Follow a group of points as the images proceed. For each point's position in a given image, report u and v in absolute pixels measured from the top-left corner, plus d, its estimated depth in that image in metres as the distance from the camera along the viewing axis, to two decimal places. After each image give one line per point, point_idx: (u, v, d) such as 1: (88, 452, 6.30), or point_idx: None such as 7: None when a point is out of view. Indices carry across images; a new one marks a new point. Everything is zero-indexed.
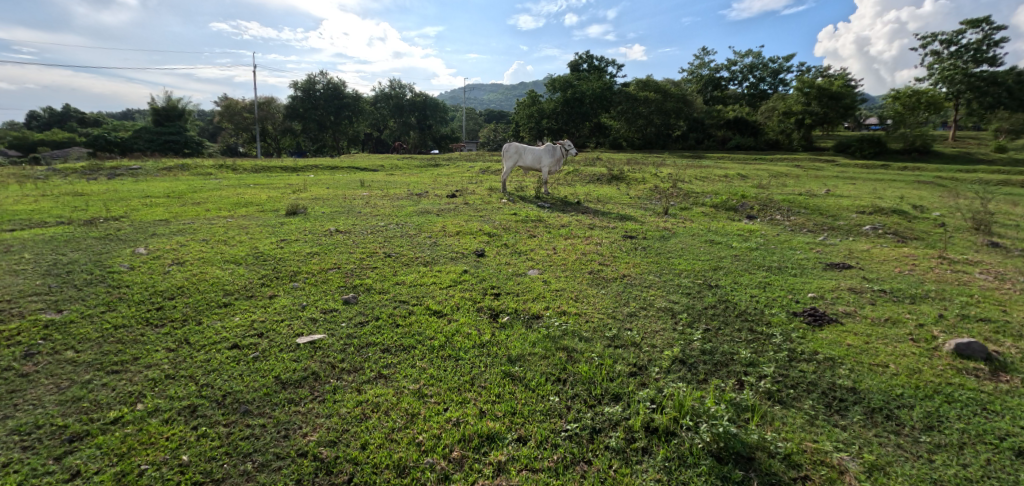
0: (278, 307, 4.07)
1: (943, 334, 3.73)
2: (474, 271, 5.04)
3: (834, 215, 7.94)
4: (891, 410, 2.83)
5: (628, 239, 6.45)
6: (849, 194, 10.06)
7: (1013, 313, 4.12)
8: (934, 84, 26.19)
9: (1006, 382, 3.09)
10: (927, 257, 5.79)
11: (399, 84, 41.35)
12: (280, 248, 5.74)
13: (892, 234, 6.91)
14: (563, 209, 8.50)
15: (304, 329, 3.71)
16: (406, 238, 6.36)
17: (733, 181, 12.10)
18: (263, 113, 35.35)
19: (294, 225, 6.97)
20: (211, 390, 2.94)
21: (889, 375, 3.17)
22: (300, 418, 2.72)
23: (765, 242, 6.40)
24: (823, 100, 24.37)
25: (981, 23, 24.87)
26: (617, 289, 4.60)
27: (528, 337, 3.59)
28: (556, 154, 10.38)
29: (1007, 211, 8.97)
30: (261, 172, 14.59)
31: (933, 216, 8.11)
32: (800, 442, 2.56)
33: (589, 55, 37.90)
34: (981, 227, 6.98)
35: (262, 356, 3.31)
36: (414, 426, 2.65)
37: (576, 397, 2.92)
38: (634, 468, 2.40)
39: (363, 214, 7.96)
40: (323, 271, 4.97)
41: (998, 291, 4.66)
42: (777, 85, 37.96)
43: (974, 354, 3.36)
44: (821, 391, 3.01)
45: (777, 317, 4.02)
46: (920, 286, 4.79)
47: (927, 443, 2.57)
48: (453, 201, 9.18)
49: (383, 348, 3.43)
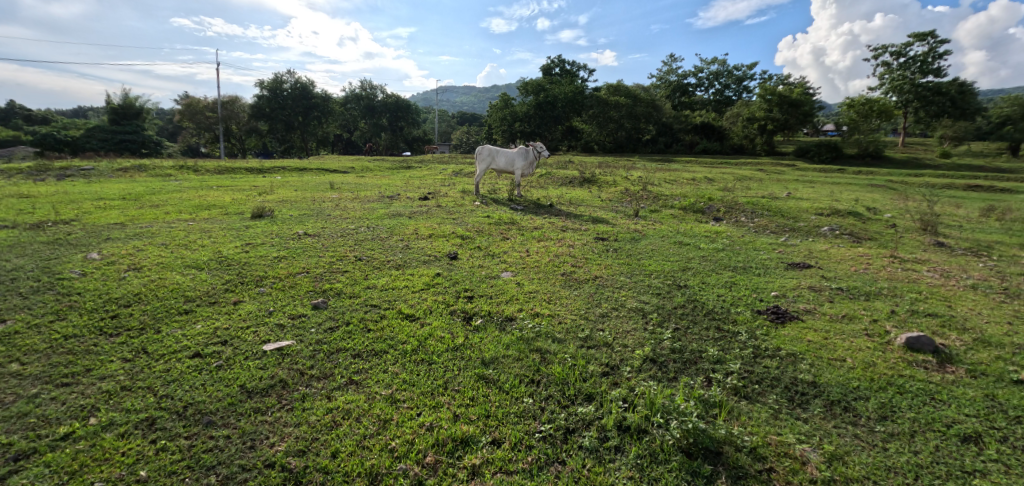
0: (244, 313, 3.93)
1: (895, 329, 3.94)
2: (447, 275, 5.00)
3: (794, 217, 8.28)
4: (848, 402, 2.97)
5: (600, 241, 6.55)
6: (808, 196, 10.51)
7: (957, 309, 4.40)
8: (886, 93, 27.65)
9: (951, 373, 3.30)
10: (880, 256, 6.11)
11: (370, 85, 40.78)
12: (246, 252, 5.56)
13: (848, 235, 7.26)
14: (536, 211, 8.59)
15: (272, 335, 3.59)
16: (378, 241, 6.27)
17: (700, 183, 12.50)
18: (226, 112, 34.11)
19: (260, 229, 6.76)
20: (171, 400, 2.81)
21: (846, 368, 3.33)
22: (267, 427, 2.63)
23: (731, 243, 6.62)
24: (784, 107, 25.40)
25: (927, 37, 26.42)
26: (590, 290, 4.66)
27: (501, 339, 3.59)
28: (529, 157, 10.37)
29: (951, 212, 9.58)
30: (225, 173, 14.14)
31: (885, 217, 8.58)
32: (764, 436, 2.66)
33: (560, 59, 38.15)
34: (928, 228, 7.43)
35: (225, 364, 3.19)
36: (387, 432, 2.61)
37: (551, 398, 2.94)
38: (607, 467, 2.44)
39: (334, 217, 7.81)
40: (291, 275, 4.83)
41: (944, 288, 4.96)
42: (741, 91, 39.29)
43: (922, 347, 3.56)
44: (785, 386, 3.13)
45: (742, 314, 4.17)
46: (874, 283, 5.06)
47: (882, 432, 2.72)
48: (425, 204, 9.15)
49: (354, 353, 3.36)
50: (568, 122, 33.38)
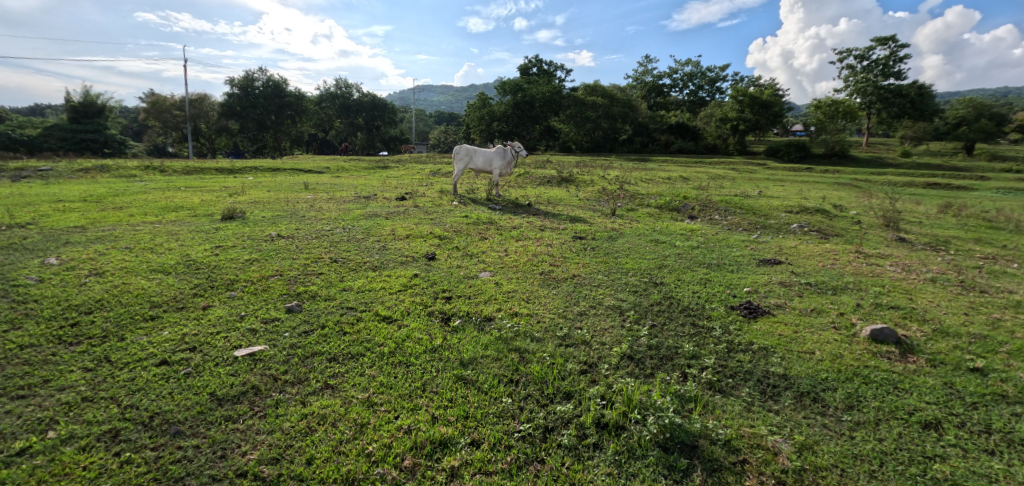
0: (213, 319, 3.80)
1: (861, 322, 4.09)
2: (425, 275, 4.95)
3: (766, 214, 8.51)
4: (818, 393, 3.07)
5: (578, 240, 6.60)
6: (778, 195, 10.83)
7: (917, 301, 4.59)
8: (850, 94, 28.70)
9: (913, 363, 3.44)
10: (846, 252, 6.34)
11: (345, 83, 40.09)
12: (215, 255, 5.38)
13: (816, 231, 7.51)
14: (514, 211, 8.59)
15: (243, 341, 3.49)
16: (354, 242, 6.16)
17: (675, 182, 12.74)
18: (195, 111, 32.99)
19: (231, 231, 6.56)
20: (136, 411, 2.70)
21: (815, 360, 3.43)
22: (239, 436, 2.56)
23: (705, 241, 6.77)
24: (755, 108, 26.10)
25: (888, 41, 27.54)
26: (568, 289, 4.68)
27: (480, 339, 3.57)
28: (507, 157, 10.36)
29: (911, 208, 10.01)
30: (193, 173, 13.68)
31: (850, 214, 8.91)
32: (738, 429, 2.72)
33: (538, 59, 38.28)
34: (890, 224, 7.74)
35: (194, 371, 3.08)
36: (364, 436, 2.56)
37: (529, 398, 2.94)
38: (586, 464, 2.45)
39: (308, 218, 7.64)
40: (264, 279, 4.70)
41: (905, 281, 5.18)
42: (714, 92, 40.20)
43: (886, 339, 3.71)
44: (757, 379, 3.21)
45: (716, 310, 4.26)
46: (840, 278, 5.24)
47: (849, 421, 2.81)
48: (403, 204, 9.05)
49: (330, 357, 3.30)
50: (546, 122, 33.53)
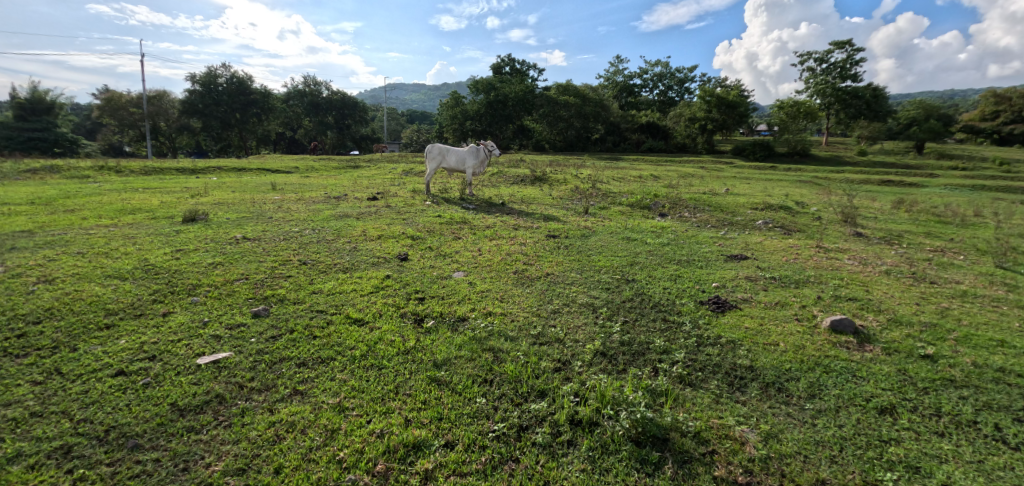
0: (174, 326, 3.64)
1: (821, 313, 4.27)
2: (397, 276, 4.89)
3: (733, 211, 8.77)
4: (782, 383, 3.18)
5: (551, 239, 6.63)
6: (744, 192, 11.18)
7: (873, 292, 4.83)
8: (811, 95, 29.89)
9: (870, 351, 3.61)
10: (808, 246, 6.60)
11: (313, 81, 39.10)
12: (177, 259, 5.16)
13: (780, 227, 7.79)
14: (488, 210, 8.57)
15: (207, 348, 3.35)
16: (323, 243, 6.02)
17: (646, 181, 12.98)
18: (153, 108, 31.54)
19: (193, 233, 6.30)
20: (91, 425, 2.56)
21: (780, 352, 3.56)
22: (203, 447, 2.46)
23: (675, 237, 6.92)
24: (722, 108, 26.85)
25: (845, 45, 28.82)
26: (542, 287, 4.71)
27: (454, 340, 3.55)
28: (480, 156, 10.33)
29: (867, 204, 10.51)
30: (152, 174, 13.08)
31: (811, 210, 9.28)
32: (707, 420, 2.79)
33: (510, 58, 38.32)
34: (848, 219, 8.11)
35: (153, 381, 2.94)
36: (335, 442, 2.51)
37: (504, 397, 2.94)
38: (561, 461, 2.47)
39: (275, 219, 7.41)
40: (229, 283, 4.53)
41: (862, 274, 5.43)
42: (683, 93, 41.15)
43: (845, 329, 3.88)
44: (725, 371, 3.31)
45: (686, 305, 4.36)
46: (802, 272, 5.45)
47: (811, 409, 2.93)
48: (374, 204, 8.89)
49: (299, 362, 3.21)
50: (519, 121, 33.59)
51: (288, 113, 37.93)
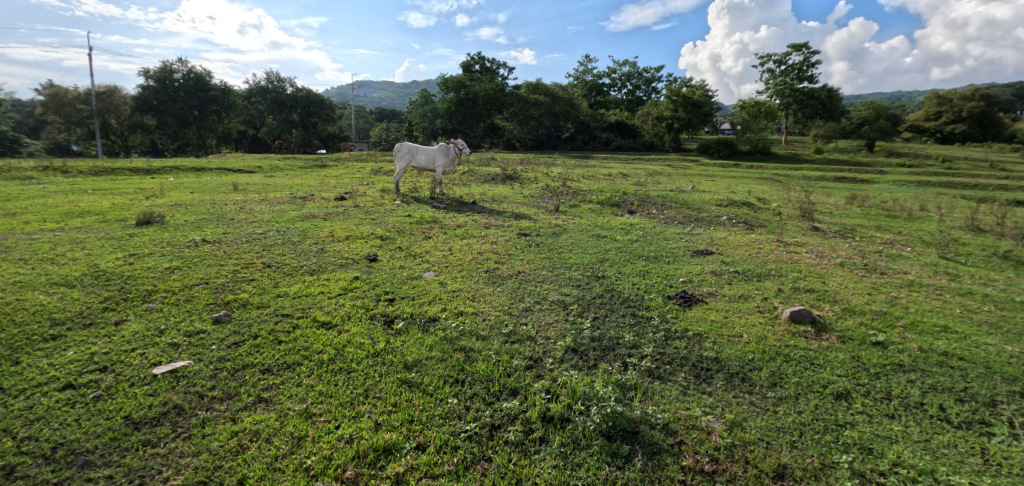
0: (128, 335, 3.45)
1: (782, 305, 4.45)
2: (366, 278, 4.79)
3: (698, 208, 9.02)
4: (745, 373, 3.30)
5: (522, 237, 6.65)
6: (709, 189, 11.50)
7: (829, 284, 5.06)
8: (771, 96, 31.04)
9: (826, 340, 3.79)
10: (769, 241, 6.86)
11: (277, 77, 37.84)
12: (130, 264, 4.90)
13: (743, 223, 8.06)
14: (459, 209, 8.52)
15: (163, 357, 3.20)
16: (288, 245, 5.84)
17: (615, 179, 13.19)
18: (103, 105, 29.83)
19: (148, 237, 6.00)
20: (35, 443, 2.40)
21: (743, 343, 3.69)
22: (160, 461, 2.35)
23: (644, 234, 7.05)
24: (687, 107, 27.56)
25: (802, 47, 30.08)
26: (513, 285, 4.71)
27: (424, 341, 3.51)
28: (450, 154, 10.24)
29: (823, 200, 11.01)
30: (102, 174, 12.37)
31: (772, 206, 9.64)
32: (675, 412, 2.86)
33: (481, 56, 38.17)
34: (806, 215, 8.47)
35: (105, 394, 2.78)
36: (302, 450, 2.44)
37: (476, 396, 2.92)
38: (533, 458, 2.48)
39: (237, 221, 7.14)
40: (187, 288, 4.33)
41: (819, 266, 5.69)
42: (650, 92, 42.00)
43: (803, 319, 4.05)
44: (692, 364, 3.40)
45: (655, 300, 4.46)
46: (764, 265, 5.67)
47: (773, 397, 3.04)
48: (342, 204, 8.69)
49: (263, 368, 3.10)
50: (490, 120, 33.52)
51: (250, 110, 36.60)
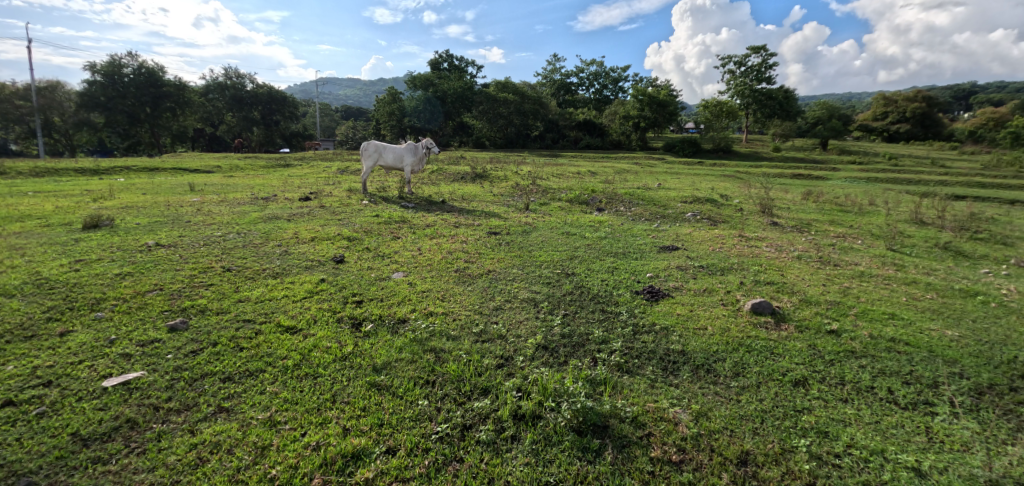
0: (74, 346, 3.25)
1: (743, 297, 4.62)
2: (333, 280, 4.67)
3: (664, 205, 9.25)
4: (710, 364, 3.40)
5: (492, 236, 6.64)
6: (675, 187, 11.81)
7: (787, 276, 5.29)
8: (732, 96, 32.12)
9: (785, 330, 3.96)
10: (731, 236, 7.11)
11: (236, 73, 36.35)
12: (76, 270, 4.60)
13: (706, 219, 8.31)
14: (428, 209, 8.43)
15: (114, 368, 3.02)
16: (250, 248, 5.63)
17: (584, 177, 13.35)
18: (43, 101, 27.92)
19: (96, 241, 5.65)
20: None
21: (708, 335, 3.81)
22: (112, 479, 2.22)
23: (612, 231, 7.17)
24: (653, 107, 28.18)
25: (761, 50, 31.25)
26: (483, 284, 4.70)
27: (394, 343, 3.45)
28: (418, 153, 10.11)
29: (781, 196, 11.48)
30: (43, 175, 11.58)
31: (734, 202, 9.98)
32: (644, 405, 2.92)
33: (449, 54, 37.83)
34: (765, 210, 8.82)
35: (49, 410, 2.61)
36: (266, 460, 2.36)
37: (447, 397, 2.90)
38: (505, 457, 2.48)
39: (195, 223, 6.83)
40: (140, 295, 4.11)
41: (777, 260, 5.94)
42: (617, 91, 42.73)
43: (763, 311, 4.22)
44: (659, 357, 3.48)
45: (623, 296, 4.55)
46: (726, 259, 5.87)
47: (736, 387, 3.15)
48: (307, 205, 8.45)
49: (224, 377, 2.98)
50: (459, 118, 33.29)
51: (207, 108, 35.05)
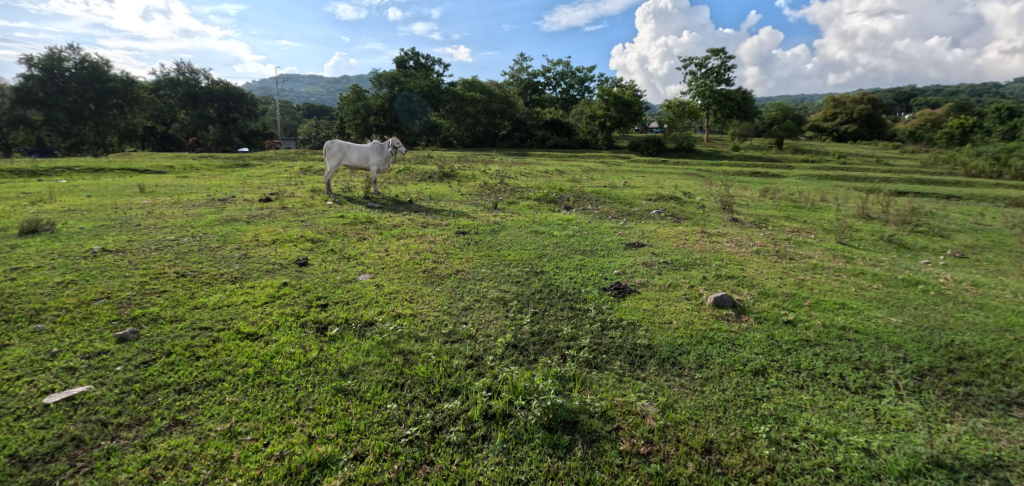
0: (10, 361, 3.01)
1: (706, 291, 4.78)
2: (296, 283, 4.53)
3: (630, 203, 9.44)
4: (675, 357, 3.50)
5: (461, 235, 6.60)
6: (640, 185, 12.08)
7: (746, 270, 5.50)
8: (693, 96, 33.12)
9: (745, 322, 4.12)
10: (694, 232, 7.33)
11: (189, 69, 34.64)
12: (10, 280, 4.27)
13: (670, 216, 8.54)
14: (395, 209, 8.29)
15: (56, 383, 2.82)
16: (206, 252, 5.38)
17: (552, 176, 13.46)
18: None
19: (33, 248, 5.26)
20: None
21: (673, 329, 3.92)
22: None
23: (580, 229, 7.27)
24: (618, 107, 28.70)
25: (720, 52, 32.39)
26: (452, 284, 4.67)
27: (360, 346, 3.38)
28: (384, 152, 9.93)
29: (740, 193, 11.93)
30: None
31: (696, 200, 10.30)
32: (612, 400, 2.97)
33: (415, 52, 37.30)
34: (725, 207, 9.14)
35: None
36: (226, 473, 2.27)
37: (416, 399, 2.86)
38: (476, 457, 2.47)
39: (145, 227, 6.46)
40: (85, 304, 3.86)
41: (737, 254, 6.17)
42: (583, 91, 43.30)
43: (725, 304, 4.38)
44: (627, 352, 3.55)
45: (591, 293, 4.61)
46: (689, 255, 6.05)
47: (700, 378, 3.26)
48: (267, 206, 8.15)
49: (179, 388, 2.84)
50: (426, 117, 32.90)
51: (158, 105, 33.26)
